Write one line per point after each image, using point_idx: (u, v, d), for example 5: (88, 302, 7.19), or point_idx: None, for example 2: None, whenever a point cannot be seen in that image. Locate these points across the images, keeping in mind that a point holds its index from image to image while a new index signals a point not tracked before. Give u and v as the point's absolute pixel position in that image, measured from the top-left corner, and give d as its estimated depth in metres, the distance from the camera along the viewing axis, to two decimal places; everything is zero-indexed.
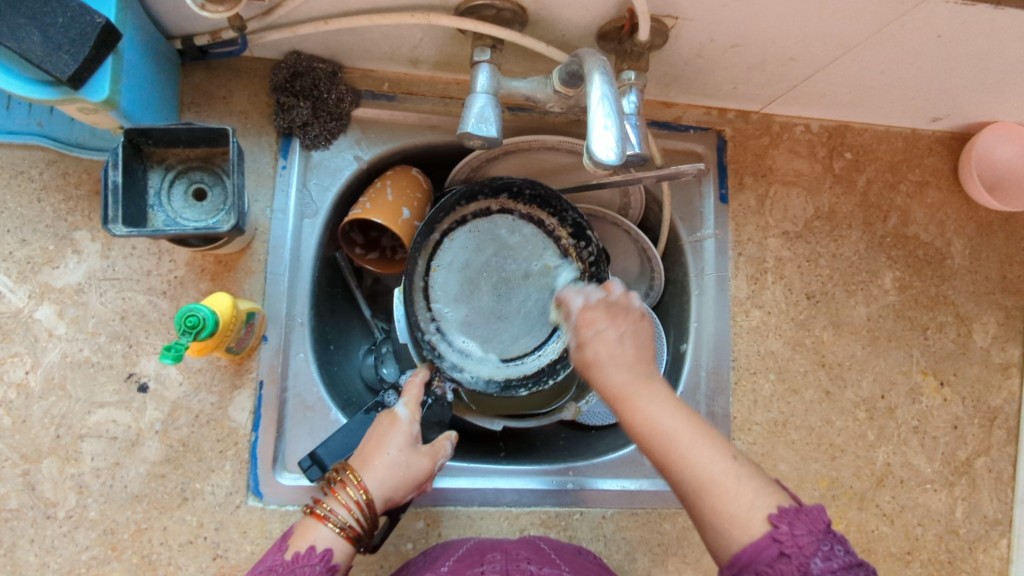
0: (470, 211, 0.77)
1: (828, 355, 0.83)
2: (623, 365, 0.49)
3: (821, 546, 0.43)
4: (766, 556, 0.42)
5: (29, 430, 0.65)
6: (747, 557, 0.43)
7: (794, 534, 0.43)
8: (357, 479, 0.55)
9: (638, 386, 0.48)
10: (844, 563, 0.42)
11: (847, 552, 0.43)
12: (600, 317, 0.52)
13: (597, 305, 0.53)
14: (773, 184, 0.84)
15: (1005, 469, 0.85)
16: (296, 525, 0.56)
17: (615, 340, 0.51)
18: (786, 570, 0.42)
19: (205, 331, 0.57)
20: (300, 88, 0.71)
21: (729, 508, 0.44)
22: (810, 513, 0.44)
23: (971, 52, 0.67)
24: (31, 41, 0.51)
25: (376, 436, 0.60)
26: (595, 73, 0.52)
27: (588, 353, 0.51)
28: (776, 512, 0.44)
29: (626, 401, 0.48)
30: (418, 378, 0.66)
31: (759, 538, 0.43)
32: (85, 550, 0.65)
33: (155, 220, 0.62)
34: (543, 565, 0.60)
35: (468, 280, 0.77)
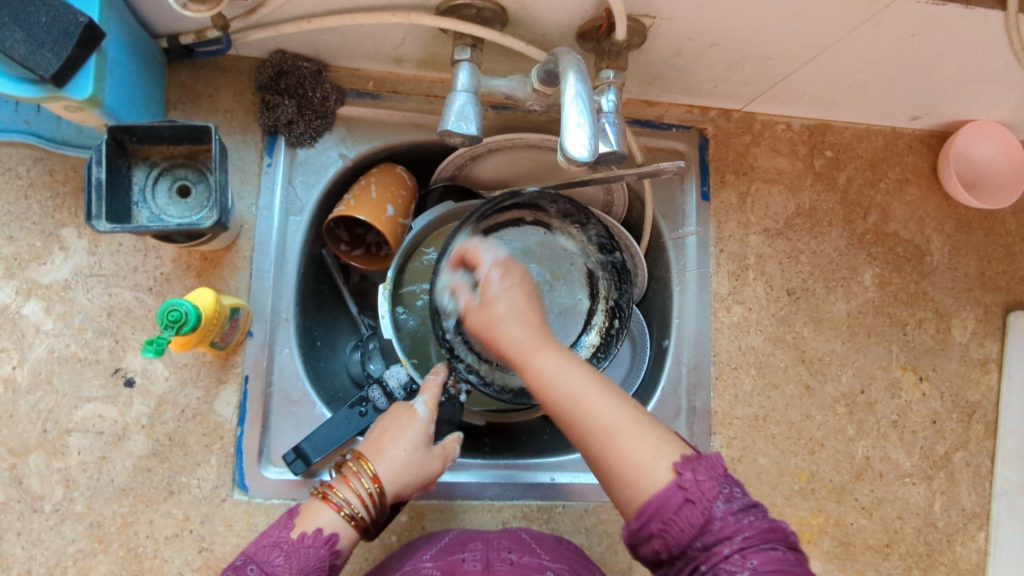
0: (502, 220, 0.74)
1: (809, 350, 0.84)
2: (526, 325, 0.54)
3: (723, 489, 0.46)
4: (672, 503, 0.45)
5: (17, 424, 0.66)
6: (653, 507, 0.46)
7: (697, 480, 0.46)
8: (372, 471, 0.57)
9: (537, 342, 0.53)
10: (743, 504, 0.46)
11: (744, 494, 0.47)
12: (505, 277, 0.57)
13: (509, 266, 0.58)
14: (754, 182, 0.85)
15: (983, 463, 0.86)
16: (303, 504, 0.57)
17: (516, 301, 0.56)
18: (690, 515, 0.45)
19: (187, 325, 0.57)
20: (286, 86, 0.71)
21: (632, 454, 0.48)
22: (709, 460, 0.47)
23: (944, 52, 0.68)
24: (14, 40, 0.52)
25: (391, 427, 0.61)
26: (569, 72, 0.53)
27: (494, 308, 0.55)
28: (680, 460, 0.47)
29: (526, 357, 0.52)
30: (437, 376, 0.66)
31: (664, 487, 0.46)
32: (72, 543, 0.66)
33: (139, 217, 0.63)
34: (523, 553, 0.62)
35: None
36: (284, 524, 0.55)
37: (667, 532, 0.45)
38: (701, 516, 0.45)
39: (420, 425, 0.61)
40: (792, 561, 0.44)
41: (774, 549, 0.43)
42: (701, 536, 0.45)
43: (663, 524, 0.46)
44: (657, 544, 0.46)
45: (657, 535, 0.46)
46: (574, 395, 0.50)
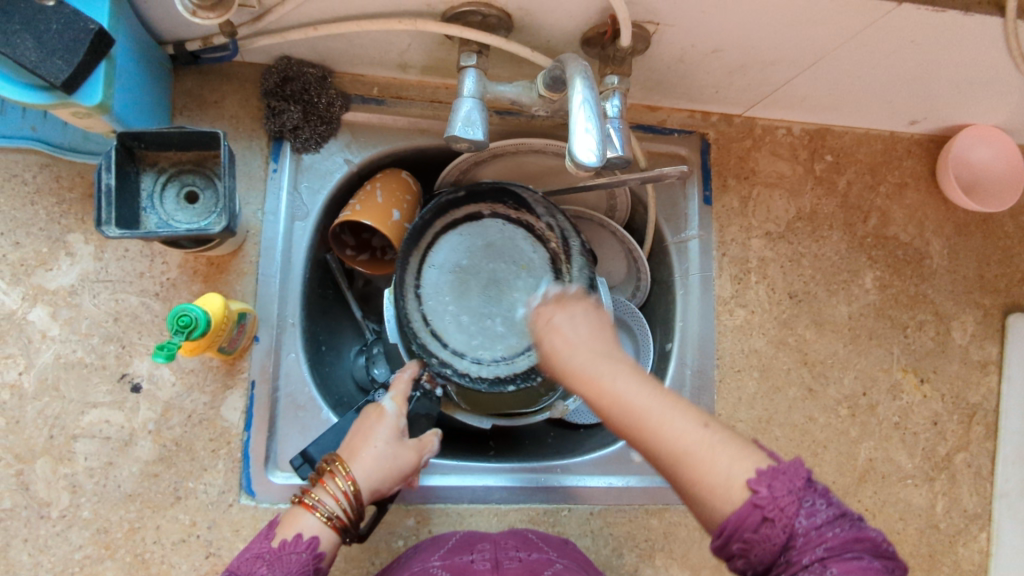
0: (457, 215, 0.79)
1: (811, 353, 0.85)
2: (577, 347, 0.49)
3: (803, 502, 0.42)
4: (750, 523, 0.42)
5: (23, 430, 0.66)
6: (732, 527, 0.43)
7: (775, 496, 0.42)
8: (346, 470, 0.56)
9: (605, 366, 0.48)
10: (828, 517, 0.42)
11: (828, 504, 0.43)
12: (553, 305, 0.53)
13: (564, 296, 0.54)
14: (756, 186, 0.86)
15: (984, 464, 0.87)
16: (283, 514, 0.56)
17: (571, 329, 0.51)
18: (770, 533, 0.42)
19: (197, 331, 0.58)
20: (291, 92, 0.72)
21: (709, 480, 0.44)
22: (789, 471, 0.43)
23: (944, 57, 0.69)
24: (25, 47, 0.52)
25: (362, 428, 0.61)
26: (577, 78, 0.54)
27: (543, 344, 0.51)
28: (754, 475, 0.43)
29: (593, 382, 0.47)
30: (406, 374, 0.68)
31: (739, 507, 0.43)
32: (78, 549, 0.65)
33: (147, 222, 0.63)
34: (530, 551, 0.63)
35: (456, 279, 0.79)
36: (263, 535, 0.54)
37: (749, 551, 0.43)
38: (780, 534, 0.42)
39: (389, 421, 0.61)
40: (879, 569, 0.41)
41: (857, 561, 0.40)
42: (784, 553, 0.42)
43: (743, 544, 0.43)
44: (740, 562, 0.44)
45: (739, 554, 0.43)
46: (631, 412, 0.46)
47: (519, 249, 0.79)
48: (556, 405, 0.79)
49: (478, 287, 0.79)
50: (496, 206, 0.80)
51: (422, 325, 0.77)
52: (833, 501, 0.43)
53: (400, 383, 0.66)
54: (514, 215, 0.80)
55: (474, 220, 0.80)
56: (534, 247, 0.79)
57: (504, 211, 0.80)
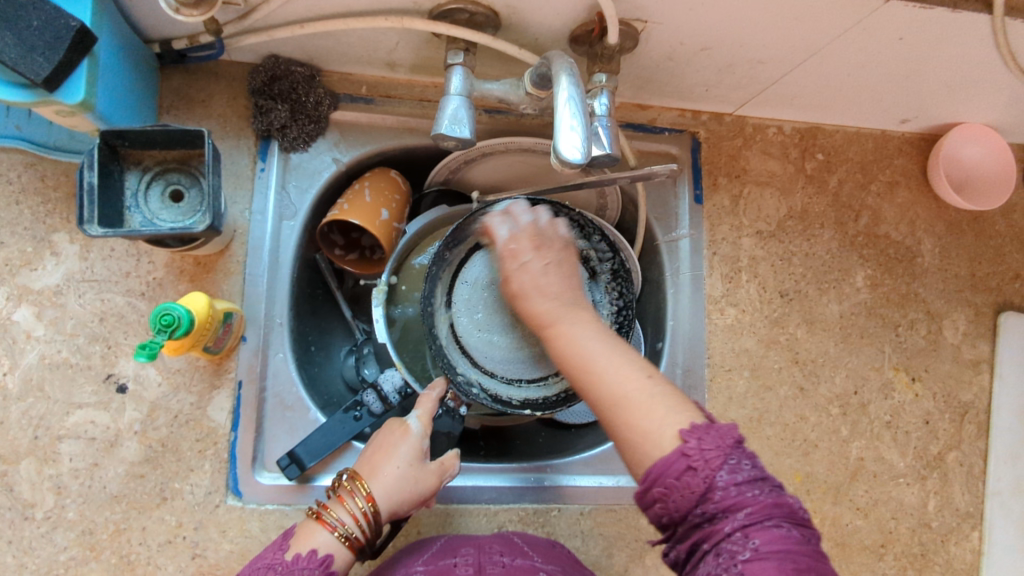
0: (493, 226, 0.71)
1: (802, 352, 0.85)
2: (550, 295, 0.53)
3: (729, 461, 0.44)
4: (673, 470, 0.44)
5: (8, 431, 0.65)
6: (658, 472, 0.45)
7: (702, 449, 0.44)
8: (366, 490, 0.57)
9: (561, 312, 0.52)
10: (751, 477, 0.43)
11: (755, 467, 0.44)
12: (523, 250, 0.55)
13: (524, 238, 0.56)
14: (746, 185, 0.86)
15: (976, 463, 0.87)
16: (299, 525, 0.57)
17: (540, 271, 0.55)
18: (692, 483, 0.43)
19: (180, 329, 0.57)
20: (279, 91, 0.72)
21: (642, 425, 0.46)
22: (720, 430, 0.44)
23: (933, 55, 0.69)
24: (6, 44, 0.52)
25: (385, 444, 0.61)
26: (562, 75, 0.53)
27: (513, 286, 0.55)
28: (687, 429, 0.45)
29: (548, 327, 0.52)
30: (433, 392, 0.65)
31: (669, 454, 0.44)
32: (63, 551, 0.65)
33: (131, 221, 0.63)
34: (515, 556, 0.62)
35: (493, 298, 0.69)
36: (279, 546, 0.55)
37: (668, 498, 0.44)
38: (702, 484, 0.43)
39: (414, 441, 0.61)
40: (797, 539, 0.42)
41: (777, 529, 0.42)
42: (704, 505, 0.43)
43: (664, 490, 0.44)
44: (658, 509, 0.45)
45: (658, 500, 0.45)
46: (582, 356, 0.50)
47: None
48: None
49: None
50: None
51: (434, 331, 0.73)
52: (760, 464, 0.44)
53: (428, 399, 0.64)
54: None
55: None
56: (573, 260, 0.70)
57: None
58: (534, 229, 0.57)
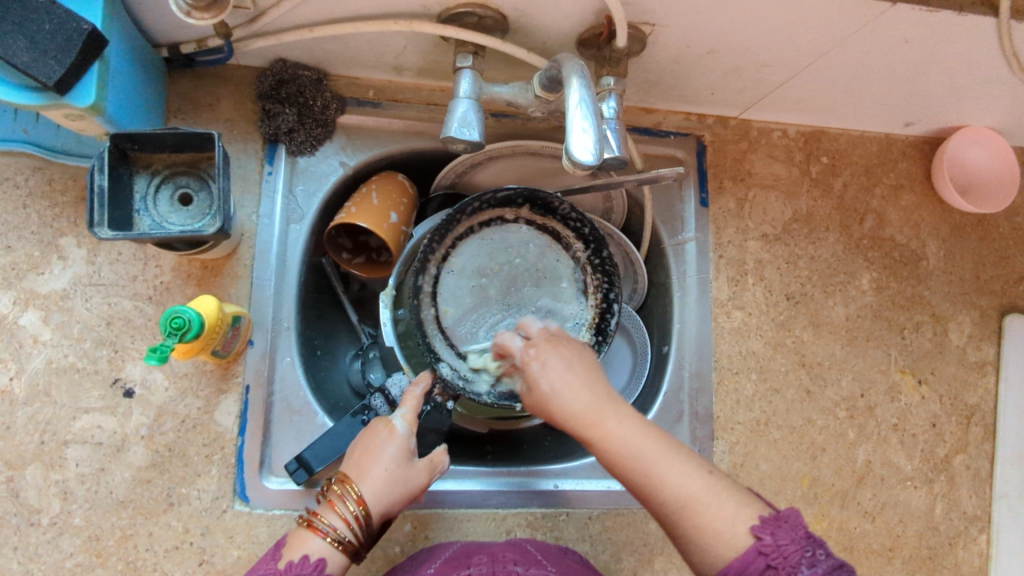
0: (482, 218, 0.75)
1: (809, 354, 0.85)
2: (577, 396, 0.51)
3: (805, 553, 0.46)
4: (754, 568, 0.45)
5: (14, 436, 0.65)
6: (734, 574, 0.46)
7: (779, 544, 0.46)
8: (356, 493, 0.55)
9: (602, 409, 0.50)
10: (827, 567, 0.46)
11: (828, 555, 0.46)
12: (543, 351, 0.53)
13: (540, 341, 0.55)
14: (752, 188, 0.86)
15: (983, 466, 0.86)
16: (291, 534, 0.56)
17: (564, 368, 0.52)
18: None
19: (191, 332, 0.57)
20: (286, 94, 0.72)
21: (713, 524, 0.47)
22: (790, 520, 0.47)
23: (938, 58, 0.69)
24: (18, 47, 0.52)
25: (372, 446, 0.59)
26: (573, 77, 0.54)
27: (542, 387, 0.52)
28: (758, 523, 0.47)
29: (592, 429, 0.50)
30: (417, 389, 0.65)
31: (744, 552, 0.46)
32: (69, 557, 0.64)
33: (141, 224, 0.63)
34: (529, 565, 0.61)
35: (477, 286, 0.75)
36: (270, 555, 0.55)
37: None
38: None
39: (401, 440, 0.59)
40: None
41: None
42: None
43: None
44: None
45: None
46: (632, 452, 0.49)
47: (541, 258, 0.77)
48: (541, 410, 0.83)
49: (499, 295, 0.75)
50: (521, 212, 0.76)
51: (439, 332, 0.74)
52: (832, 552, 0.46)
53: (413, 396, 0.64)
54: (538, 220, 0.76)
55: (495, 225, 0.76)
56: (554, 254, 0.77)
57: (528, 215, 0.76)
58: (548, 332, 0.56)
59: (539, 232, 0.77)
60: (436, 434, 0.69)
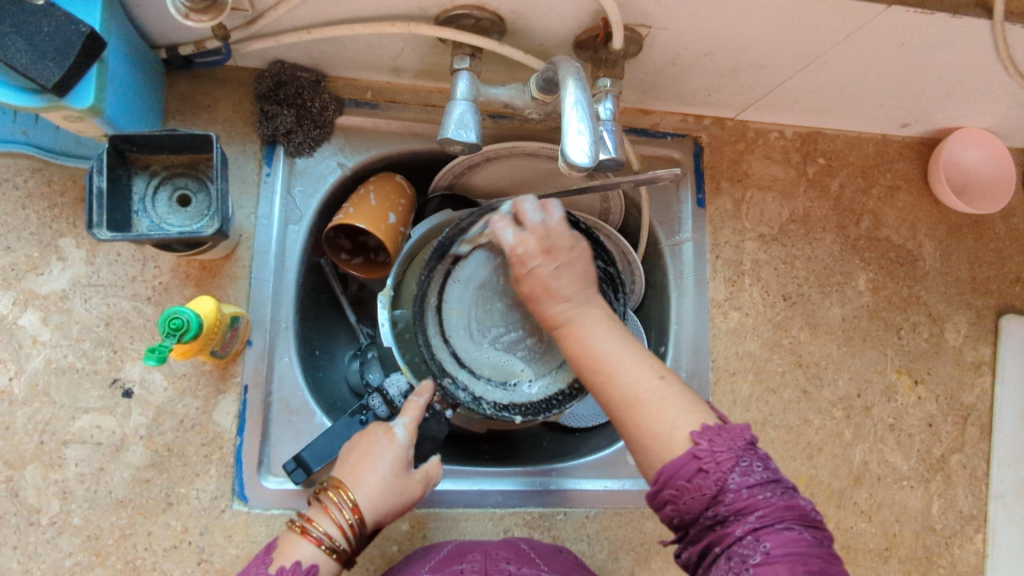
0: (488, 229, 0.74)
1: (806, 355, 0.85)
2: (562, 296, 0.55)
3: (740, 462, 0.47)
4: (686, 472, 0.47)
5: (13, 436, 0.65)
6: (668, 474, 0.48)
7: (714, 452, 0.47)
8: (352, 501, 0.56)
9: (576, 310, 0.55)
10: (762, 479, 0.47)
11: (767, 468, 0.47)
12: (534, 253, 0.55)
13: (531, 241, 0.55)
14: (749, 189, 0.86)
15: (979, 465, 0.87)
16: (282, 537, 0.57)
17: (551, 273, 0.55)
18: (704, 484, 0.47)
19: (189, 334, 0.57)
20: (284, 96, 0.72)
21: (653, 425, 0.49)
22: (731, 431, 0.48)
23: (933, 60, 0.70)
24: (16, 49, 0.52)
25: (369, 452, 0.60)
26: (569, 80, 0.54)
27: (524, 288, 0.56)
28: (698, 430, 0.48)
29: (563, 327, 0.55)
30: (419, 398, 0.66)
31: (678, 457, 0.47)
32: (68, 556, 0.65)
33: (140, 225, 0.63)
34: (521, 564, 0.61)
35: (481, 295, 0.73)
36: (263, 560, 0.55)
37: (679, 498, 0.48)
38: (714, 486, 0.47)
39: (401, 451, 0.60)
40: (808, 541, 0.45)
41: (786, 531, 0.45)
42: (714, 505, 0.47)
43: (676, 490, 0.48)
44: (670, 510, 0.48)
45: (670, 501, 0.48)
46: (596, 353, 0.53)
47: None
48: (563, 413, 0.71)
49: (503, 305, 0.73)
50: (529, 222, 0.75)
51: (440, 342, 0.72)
52: (771, 466, 0.47)
53: (415, 406, 0.65)
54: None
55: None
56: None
57: None
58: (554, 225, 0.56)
59: None
60: (432, 440, 0.74)
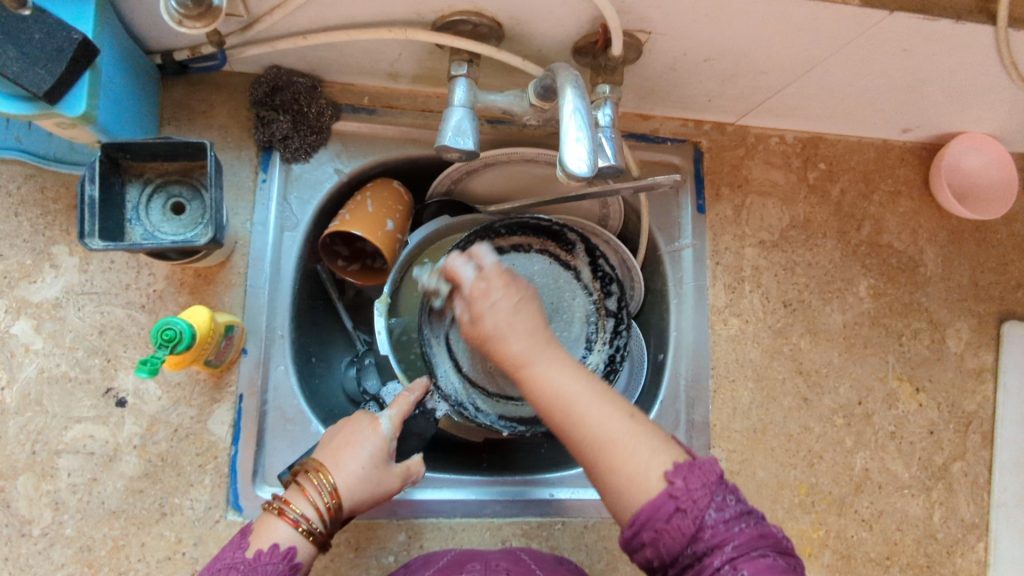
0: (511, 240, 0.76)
1: (806, 362, 0.84)
2: (518, 335, 0.53)
3: (715, 497, 0.47)
4: (663, 512, 0.46)
5: (5, 446, 0.65)
6: (646, 515, 0.47)
7: (689, 489, 0.47)
8: (331, 484, 0.55)
9: (535, 351, 0.53)
10: (735, 512, 0.47)
11: (739, 501, 0.48)
12: (493, 288, 0.55)
13: (491, 276, 0.56)
14: (749, 195, 0.85)
15: (981, 473, 0.86)
16: (255, 521, 0.55)
17: (508, 308, 0.54)
18: (682, 523, 0.46)
19: (182, 344, 0.57)
20: (280, 102, 0.71)
21: (626, 469, 0.48)
22: (702, 467, 0.48)
23: (936, 66, 0.69)
24: (7, 57, 0.52)
25: (352, 438, 0.59)
26: (567, 87, 0.53)
27: (485, 325, 0.54)
28: (671, 469, 0.48)
29: (521, 368, 0.52)
30: (410, 395, 0.65)
31: (655, 496, 0.47)
32: (61, 568, 0.64)
33: (133, 234, 0.62)
34: (523, 573, 0.61)
35: None
36: (237, 544, 0.53)
37: (659, 540, 0.46)
38: (691, 525, 0.46)
39: (383, 440, 0.59)
40: (783, 567, 0.45)
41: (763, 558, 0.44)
42: (694, 543, 0.46)
43: (655, 532, 0.46)
44: (648, 552, 0.47)
45: (648, 544, 0.47)
46: (561, 393, 0.51)
47: (555, 293, 0.77)
48: None
49: None
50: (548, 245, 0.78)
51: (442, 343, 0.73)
52: (743, 499, 0.48)
53: (405, 400, 0.64)
54: (562, 256, 0.78)
55: (522, 252, 0.77)
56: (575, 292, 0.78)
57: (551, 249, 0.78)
58: (501, 269, 0.57)
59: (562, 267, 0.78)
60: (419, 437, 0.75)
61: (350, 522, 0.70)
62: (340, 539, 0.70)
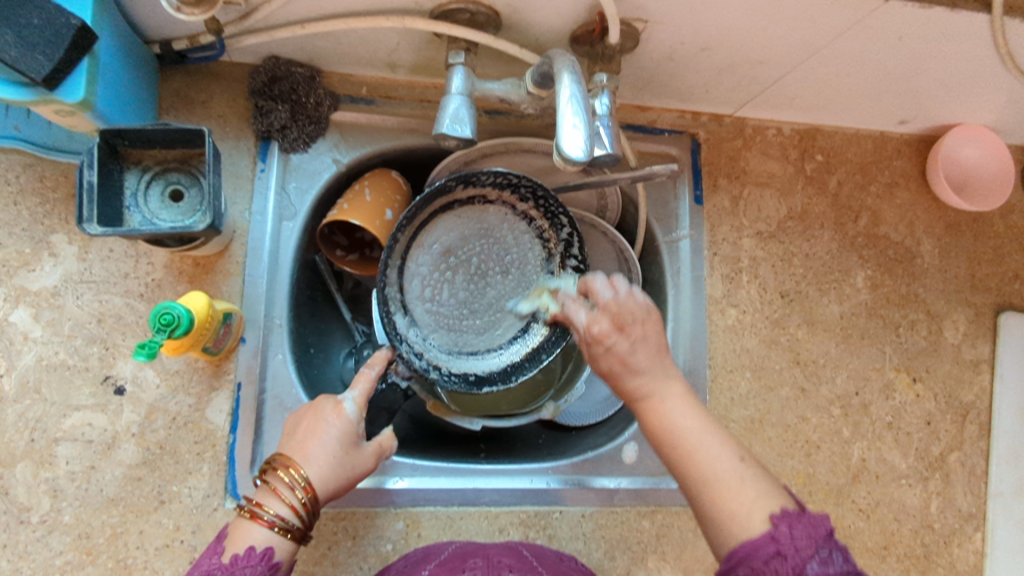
0: (463, 194, 0.74)
1: (804, 353, 0.84)
2: (640, 370, 0.53)
3: (820, 551, 0.45)
4: (763, 552, 0.44)
5: (3, 434, 0.65)
6: (743, 553, 0.45)
7: (793, 537, 0.45)
8: (304, 480, 0.54)
9: (655, 386, 0.53)
10: (840, 570, 0.44)
11: (845, 561, 0.45)
12: (609, 333, 0.54)
13: (604, 317, 0.55)
14: (746, 186, 0.86)
15: (978, 464, 0.86)
16: (231, 524, 0.53)
17: (628, 351, 0.53)
18: (781, 569, 0.44)
19: (180, 329, 0.57)
20: (279, 92, 0.72)
21: (729, 504, 0.47)
22: (811, 518, 0.46)
23: (932, 56, 0.69)
24: (6, 42, 0.52)
25: (316, 429, 0.57)
26: (565, 73, 0.53)
27: (601, 368, 0.55)
28: (778, 513, 0.46)
29: (640, 402, 0.53)
30: (370, 371, 0.64)
31: (757, 536, 0.45)
32: (60, 555, 0.64)
33: (131, 220, 0.62)
34: (523, 572, 0.60)
35: (443, 262, 0.75)
36: (212, 550, 0.52)
37: None
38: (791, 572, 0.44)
39: (348, 424, 0.58)
40: None
41: None
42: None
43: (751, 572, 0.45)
44: None
45: None
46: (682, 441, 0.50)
47: (510, 247, 0.76)
48: (547, 404, 0.79)
49: (465, 278, 0.75)
50: (505, 198, 0.75)
51: (397, 302, 0.73)
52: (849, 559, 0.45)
53: (365, 379, 0.62)
54: (517, 206, 0.75)
55: (475, 205, 0.75)
56: (531, 241, 0.76)
57: (507, 200, 0.75)
58: (615, 305, 0.55)
59: (518, 219, 0.76)
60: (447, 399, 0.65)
61: (347, 511, 0.71)
62: (338, 527, 0.70)
